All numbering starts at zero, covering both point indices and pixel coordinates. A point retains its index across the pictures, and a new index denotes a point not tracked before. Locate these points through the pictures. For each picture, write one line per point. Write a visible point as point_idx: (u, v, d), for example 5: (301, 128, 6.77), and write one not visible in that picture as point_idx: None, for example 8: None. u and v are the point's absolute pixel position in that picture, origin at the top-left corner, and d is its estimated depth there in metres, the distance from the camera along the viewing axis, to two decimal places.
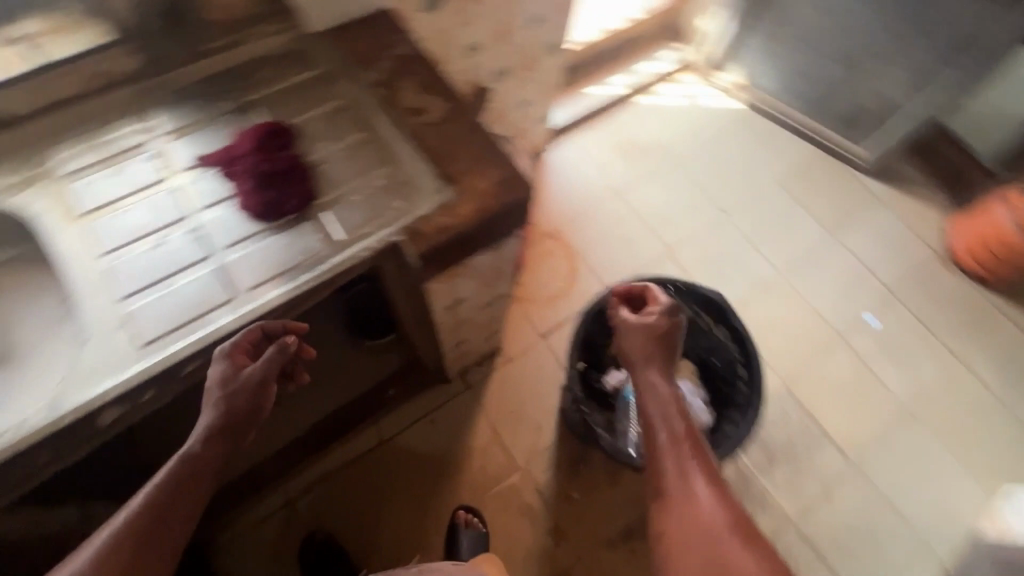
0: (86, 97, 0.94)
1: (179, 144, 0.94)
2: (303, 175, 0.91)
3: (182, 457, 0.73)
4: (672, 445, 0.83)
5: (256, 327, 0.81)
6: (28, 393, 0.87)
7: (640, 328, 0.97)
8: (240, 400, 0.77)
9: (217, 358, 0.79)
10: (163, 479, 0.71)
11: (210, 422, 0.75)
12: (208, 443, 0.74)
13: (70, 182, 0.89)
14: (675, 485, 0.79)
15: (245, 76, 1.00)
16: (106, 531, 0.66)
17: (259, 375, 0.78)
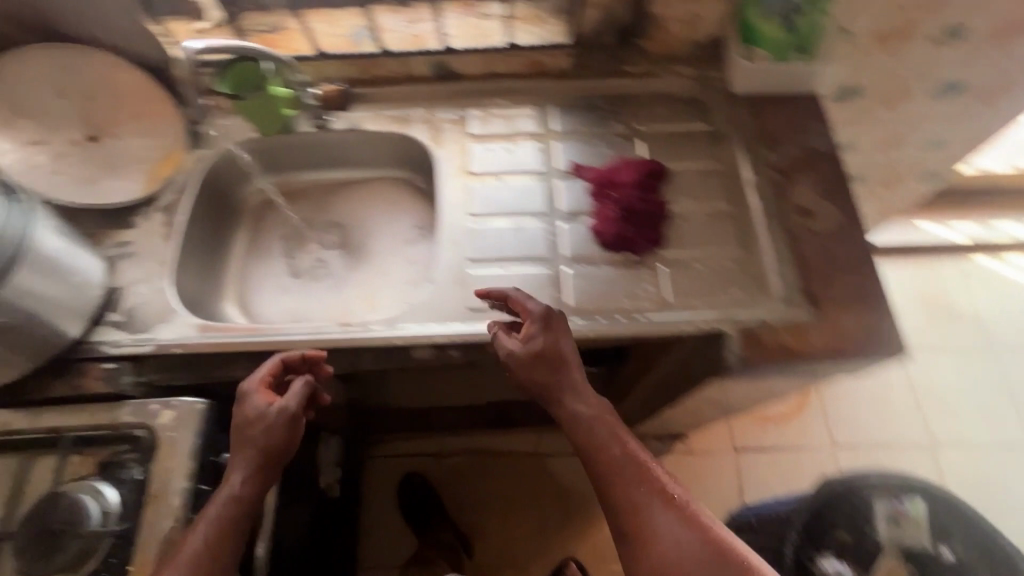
0: (513, 78, 1.05)
1: (566, 147, 1.00)
2: (664, 224, 0.90)
3: (229, 490, 0.71)
4: (606, 457, 0.71)
5: (275, 360, 0.79)
6: (364, 295, 1.02)
7: (540, 343, 0.74)
8: (274, 434, 0.74)
9: (241, 398, 0.78)
10: (224, 509, 0.70)
11: (246, 459, 0.73)
12: (247, 476, 0.72)
13: (472, 142, 1.01)
14: (651, 526, 0.67)
15: (646, 109, 1.03)
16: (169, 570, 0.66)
17: (286, 410, 0.75)
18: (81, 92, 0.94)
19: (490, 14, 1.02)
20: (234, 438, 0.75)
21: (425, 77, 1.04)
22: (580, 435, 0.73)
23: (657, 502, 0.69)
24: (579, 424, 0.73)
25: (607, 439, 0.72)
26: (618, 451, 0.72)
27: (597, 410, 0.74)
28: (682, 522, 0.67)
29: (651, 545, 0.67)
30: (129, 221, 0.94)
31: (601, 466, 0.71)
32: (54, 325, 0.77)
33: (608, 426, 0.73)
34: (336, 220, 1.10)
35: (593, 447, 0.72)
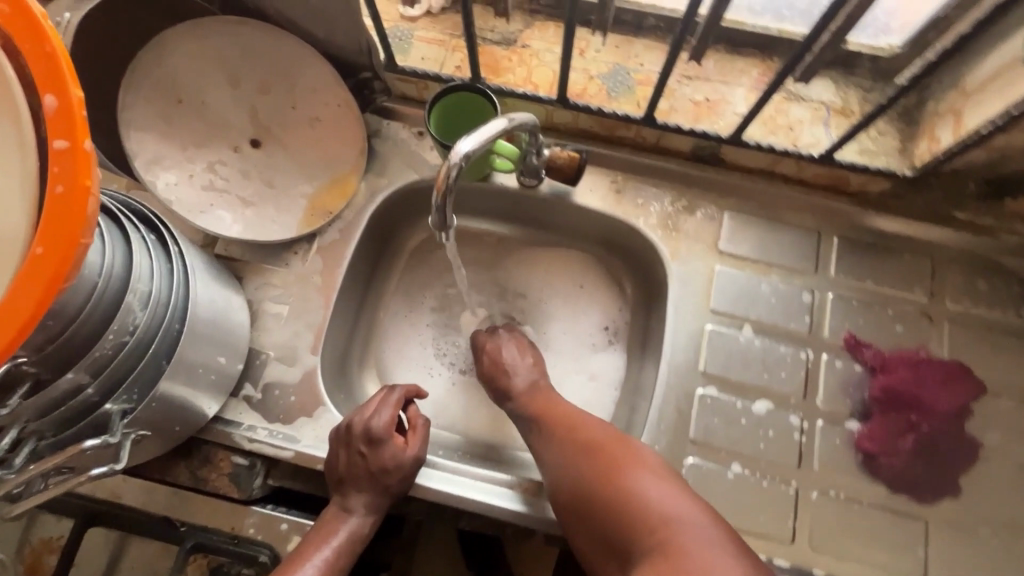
0: (794, 184, 0.77)
1: (844, 308, 0.74)
2: (958, 471, 0.67)
3: (349, 528, 0.61)
4: (562, 425, 0.65)
5: (400, 392, 0.68)
6: None
7: (528, 379, 0.73)
8: (404, 482, 0.64)
9: (360, 435, 0.63)
10: (342, 545, 0.59)
11: (373, 501, 0.62)
12: (374, 516, 0.63)
13: (720, 265, 0.76)
14: (621, 488, 0.55)
15: (966, 280, 0.75)
16: None
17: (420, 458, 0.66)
18: (252, 81, 0.72)
19: (804, 95, 0.72)
20: (356, 475, 0.62)
21: (678, 153, 0.78)
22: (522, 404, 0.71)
23: (596, 435, 0.61)
24: (539, 410, 0.68)
25: (570, 407, 0.67)
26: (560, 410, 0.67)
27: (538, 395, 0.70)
28: (606, 436, 0.61)
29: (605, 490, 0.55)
30: (283, 260, 0.75)
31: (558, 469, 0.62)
32: (196, 409, 0.63)
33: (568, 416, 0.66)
34: (505, 292, 0.88)
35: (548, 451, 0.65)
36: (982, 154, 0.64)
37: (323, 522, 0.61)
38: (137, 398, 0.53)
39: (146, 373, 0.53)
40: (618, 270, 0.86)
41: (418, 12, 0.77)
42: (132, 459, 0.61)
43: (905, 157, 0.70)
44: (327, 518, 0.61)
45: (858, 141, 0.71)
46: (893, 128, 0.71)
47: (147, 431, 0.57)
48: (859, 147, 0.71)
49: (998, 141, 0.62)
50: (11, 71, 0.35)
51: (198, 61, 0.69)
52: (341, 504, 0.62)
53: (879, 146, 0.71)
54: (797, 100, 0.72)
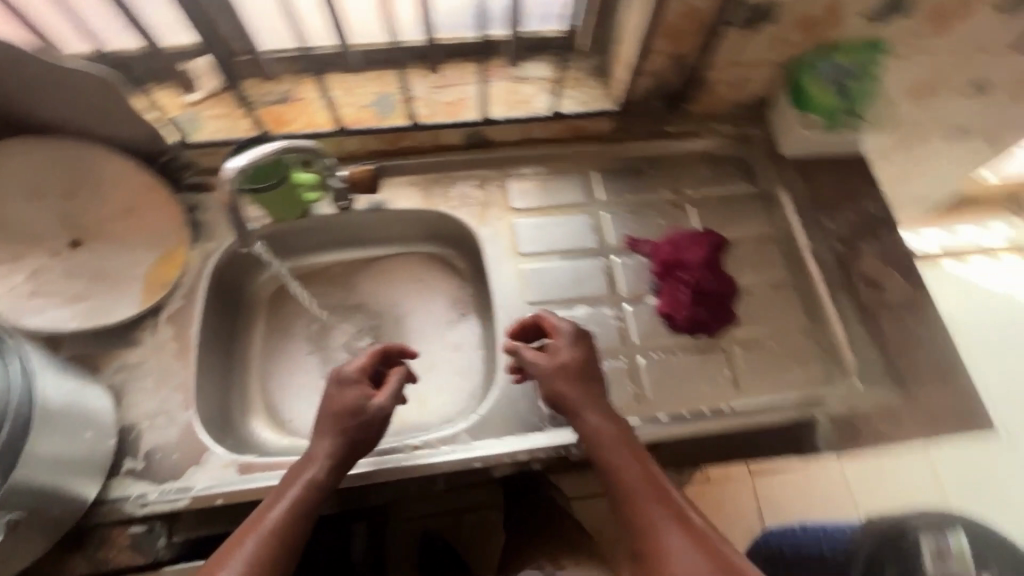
0: (552, 143, 0.98)
1: (617, 220, 0.94)
2: (731, 304, 0.87)
3: (311, 475, 0.62)
4: (601, 449, 0.63)
5: (378, 347, 0.75)
6: (413, 393, 0.92)
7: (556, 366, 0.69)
8: (367, 432, 0.66)
9: (334, 380, 0.70)
10: (299, 497, 0.60)
11: (339, 440, 0.64)
12: (337, 463, 0.64)
13: (518, 219, 0.93)
14: (669, 557, 0.54)
15: (693, 172, 0.98)
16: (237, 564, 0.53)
17: (387, 404, 0.69)
18: (55, 192, 0.81)
19: (526, 76, 0.93)
20: (324, 419, 0.66)
21: (457, 145, 0.95)
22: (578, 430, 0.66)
23: (638, 477, 0.60)
24: (584, 429, 0.65)
25: (601, 419, 0.65)
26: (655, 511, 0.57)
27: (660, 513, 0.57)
28: (642, 479, 0.60)
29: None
30: (133, 340, 0.80)
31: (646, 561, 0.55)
32: (73, 491, 0.65)
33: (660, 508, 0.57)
34: (363, 306, 0.98)
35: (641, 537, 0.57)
36: (649, 79, 0.89)
37: (292, 473, 0.63)
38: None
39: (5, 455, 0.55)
40: (452, 257, 1.00)
41: (198, 97, 0.88)
42: (17, 560, 0.61)
43: (610, 98, 0.94)
44: (296, 466, 0.64)
45: (575, 96, 0.93)
46: (597, 82, 0.95)
47: (22, 516, 0.58)
48: (578, 101, 0.93)
49: (650, 66, 0.87)
50: None
51: None
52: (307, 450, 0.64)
53: (592, 96, 0.94)
54: (524, 80, 0.93)
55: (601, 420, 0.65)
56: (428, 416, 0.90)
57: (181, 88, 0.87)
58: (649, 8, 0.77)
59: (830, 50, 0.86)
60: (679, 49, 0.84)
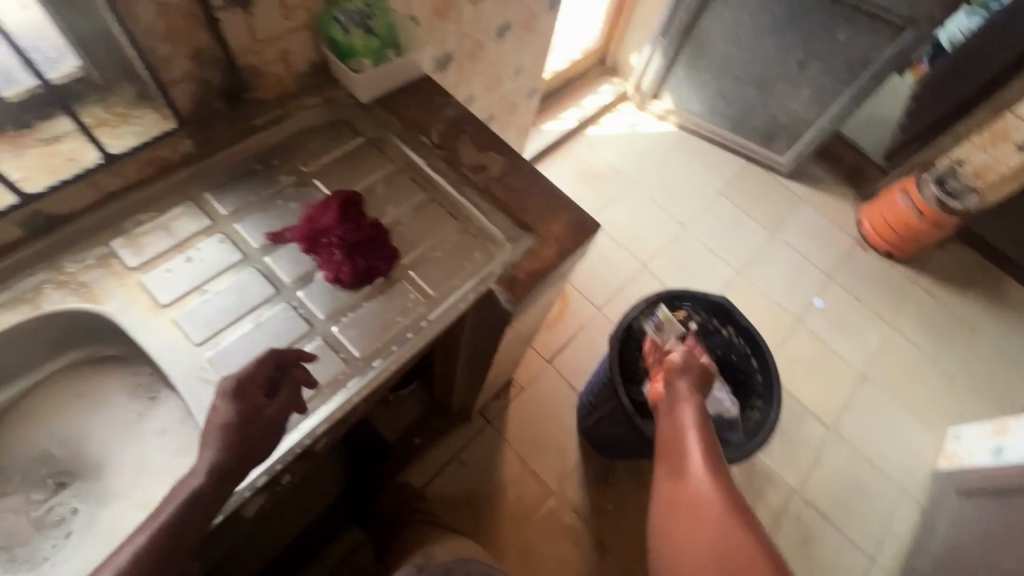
0: (138, 186, 0.89)
1: (248, 224, 0.92)
2: (385, 240, 0.94)
3: (185, 491, 0.66)
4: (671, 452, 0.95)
5: (272, 352, 0.75)
6: (136, 503, 0.81)
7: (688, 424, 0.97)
8: (253, 441, 0.70)
9: (224, 395, 0.72)
10: (168, 521, 0.64)
11: (221, 455, 0.68)
12: (213, 475, 0.67)
13: (142, 275, 0.85)
14: (708, 516, 0.79)
15: (301, 148, 1.01)
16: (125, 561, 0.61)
17: (275, 415, 0.73)
18: None
19: (56, 132, 0.83)
20: (208, 431, 0.69)
21: (21, 238, 0.82)
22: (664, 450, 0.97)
23: (702, 457, 0.89)
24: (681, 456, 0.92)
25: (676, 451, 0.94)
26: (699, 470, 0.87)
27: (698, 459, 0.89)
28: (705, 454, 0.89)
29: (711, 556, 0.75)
30: None
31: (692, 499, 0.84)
32: None
33: (700, 473, 0.86)
34: (26, 459, 0.82)
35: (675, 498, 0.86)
36: (188, 85, 0.88)
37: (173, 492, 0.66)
38: None
39: None
40: (108, 347, 0.89)
41: None
42: None
43: (168, 118, 0.90)
44: (176, 484, 0.67)
45: (127, 132, 0.88)
46: (145, 108, 0.89)
47: None
48: (133, 135, 0.88)
49: (178, 73, 0.86)
50: None
51: None
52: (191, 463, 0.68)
53: (145, 124, 0.89)
54: (58, 139, 0.84)
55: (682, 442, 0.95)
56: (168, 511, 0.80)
57: None
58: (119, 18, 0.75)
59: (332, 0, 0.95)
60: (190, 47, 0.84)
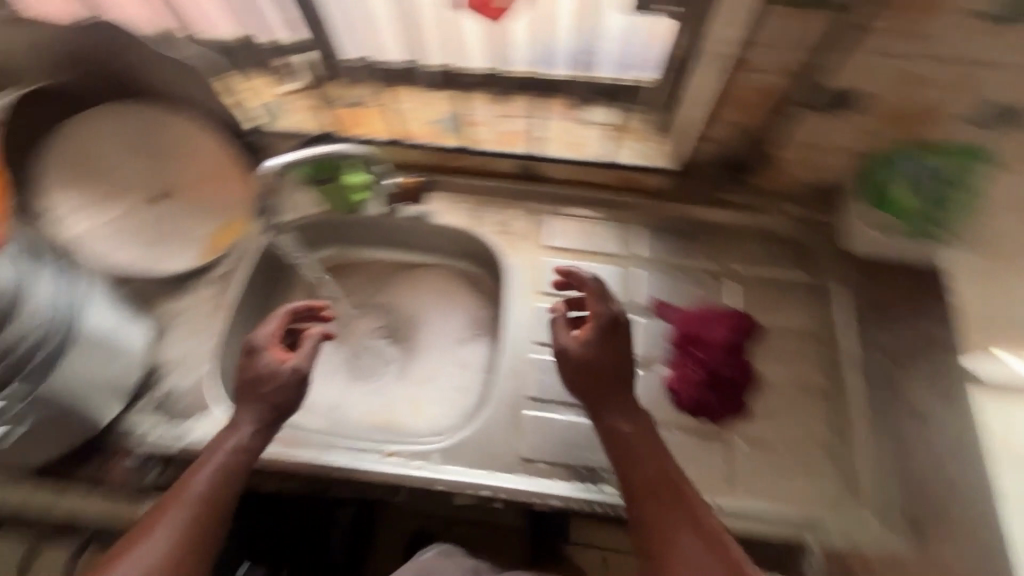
0: (602, 190, 0.97)
1: (648, 279, 0.91)
2: (745, 393, 0.82)
3: (239, 438, 0.65)
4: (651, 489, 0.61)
5: (285, 312, 0.74)
6: (412, 400, 0.94)
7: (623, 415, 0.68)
8: (282, 392, 0.68)
9: (249, 351, 0.70)
10: (228, 459, 0.63)
11: (255, 428, 0.66)
12: (257, 425, 0.66)
13: (548, 255, 0.93)
14: None
15: (746, 246, 0.93)
16: (182, 516, 0.57)
17: (300, 367, 0.69)
18: (148, 147, 0.91)
19: (591, 119, 0.93)
20: (240, 394, 0.68)
21: (509, 174, 0.97)
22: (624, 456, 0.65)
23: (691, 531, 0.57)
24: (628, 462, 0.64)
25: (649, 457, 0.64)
26: (674, 465, 0.64)
27: (644, 418, 0.68)
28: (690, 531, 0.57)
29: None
30: (183, 293, 0.89)
31: (703, 529, 0.57)
32: (89, 412, 0.74)
33: (682, 474, 0.63)
34: (387, 307, 1.02)
35: (670, 495, 0.60)
36: (711, 145, 0.87)
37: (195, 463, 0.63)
38: (32, 387, 0.66)
39: (40, 366, 0.66)
40: (481, 279, 1.03)
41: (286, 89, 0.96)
42: (28, 454, 0.71)
43: (672, 158, 0.91)
44: (218, 439, 0.65)
45: (635, 148, 0.92)
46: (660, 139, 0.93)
47: (41, 419, 0.68)
48: (636, 152, 0.92)
49: (714, 134, 0.85)
50: None
51: (97, 138, 0.89)
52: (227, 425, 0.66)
53: (653, 151, 0.92)
54: (587, 124, 0.93)
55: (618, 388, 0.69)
56: (420, 422, 0.92)
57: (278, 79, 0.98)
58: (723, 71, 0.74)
59: (929, 151, 0.74)
60: (743, 120, 0.81)
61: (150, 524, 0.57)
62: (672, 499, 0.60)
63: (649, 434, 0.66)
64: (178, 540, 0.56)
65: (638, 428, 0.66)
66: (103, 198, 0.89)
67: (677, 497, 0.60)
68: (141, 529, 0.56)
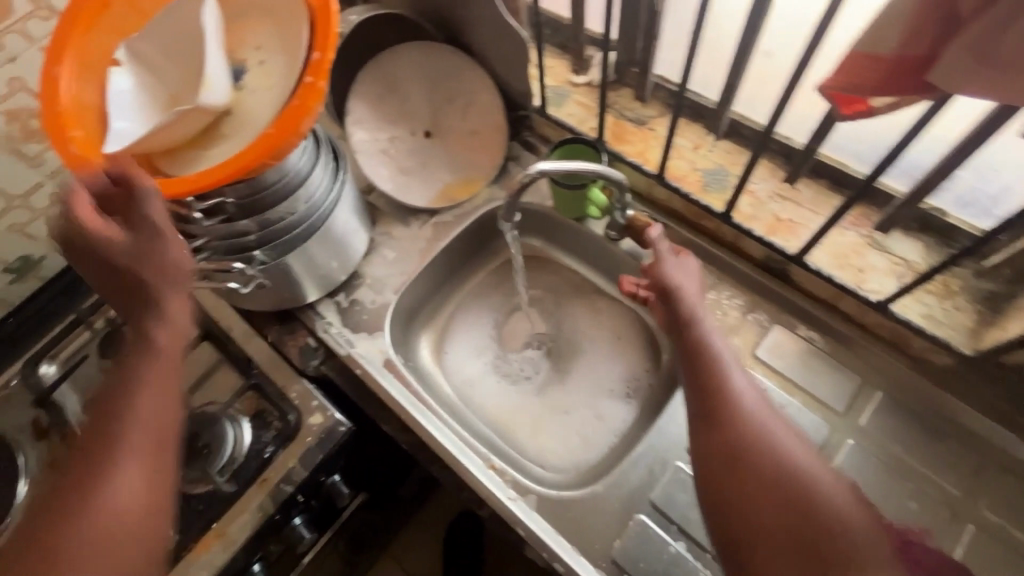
0: (853, 326, 0.79)
1: (856, 458, 0.73)
2: None
3: (174, 325, 0.57)
4: (754, 429, 0.59)
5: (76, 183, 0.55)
6: (535, 420, 0.92)
7: (738, 382, 0.63)
8: (150, 254, 0.55)
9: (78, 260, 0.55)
10: (149, 389, 0.54)
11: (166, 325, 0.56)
12: (173, 292, 0.57)
13: (750, 367, 0.80)
14: (800, 467, 0.56)
15: (1010, 493, 0.69)
16: (127, 461, 0.51)
17: (139, 235, 0.55)
18: (441, 89, 0.96)
19: (890, 248, 0.75)
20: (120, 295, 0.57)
21: (752, 258, 0.84)
22: (704, 361, 0.65)
23: (781, 425, 0.60)
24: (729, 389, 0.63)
25: (756, 413, 0.60)
26: (733, 375, 0.64)
27: (722, 348, 0.66)
28: (785, 426, 0.60)
29: (825, 516, 0.53)
30: (406, 222, 0.97)
31: (754, 452, 0.57)
32: (300, 289, 0.85)
33: (757, 398, 0.62)
34: (557, 320, 0.99)
35: (731, 445, 0.59)
36: None
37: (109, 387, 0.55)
38: (274, 257, 0.77)
39: (287, 243, 0.76)
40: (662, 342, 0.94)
41: (581, 80, 0.96)
42: (253, 302, 0.84)
43: (973, 340, 0.70)
44: (149, 324, 0.56)
45: (924, 305, 0.73)
46: (967, 312, 0.72)
47: (268, 283, 0.80)
48: (922, 312, 0.73)
49: None
50: (307, 37, 0.63)
51: (406, 65, 0.94)
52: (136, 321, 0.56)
53: (950, 319, 0.72)
54: (879, 250, 0.75)
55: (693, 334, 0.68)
56: (532, 445, 0.90)
57: (573, 66, 0.96)
58: None
59: None
60: None
61: (83, 474, 0.50)
62: (753, 461, 0.57)
63: (720, 360, 0.65)
64: (144, 494, 0.51)
65: (708, 348, 0.66)
66: (383, 115, 0.96)
67: (750, 443, 0.58)
68: (77, 491, 0.49)
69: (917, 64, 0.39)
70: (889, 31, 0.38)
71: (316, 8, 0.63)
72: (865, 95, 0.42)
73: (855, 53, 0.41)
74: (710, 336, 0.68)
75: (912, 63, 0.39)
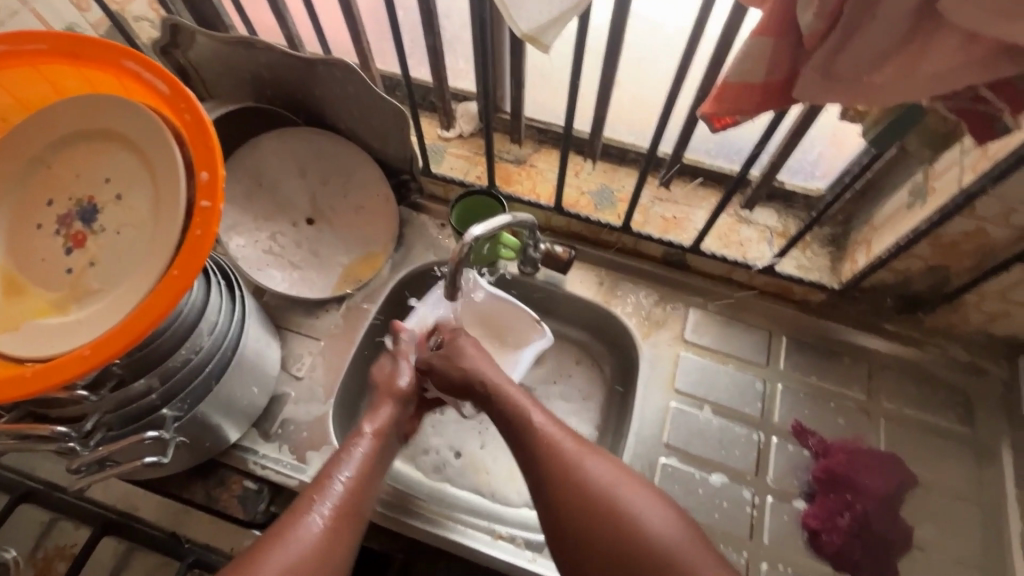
0: (748, 290, 0.92)
1: (788, 398, 0.85)
2: (892, 554, 0.74)
3: (357, 461, 0.67)
4: (581, 497, 0.62)
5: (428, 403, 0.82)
6: (504, 462, 0.87)
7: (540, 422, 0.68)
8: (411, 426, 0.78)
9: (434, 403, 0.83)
10: (343, 499, 0.63)
11: (359, 471, 0.66)
12: (367, 452, 0.68)
13: (685, 350, 0.88)
14: (623, 509, 0.60)
15: (898, 383, 0.85)
16: (313, 536, 0.59)
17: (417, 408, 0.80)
18: (315, 172, 0.91)
19: (753, 220, 0.91)
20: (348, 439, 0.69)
21: (653, 257, 0.94)
22: (519, 437, 0.68)
23: (580, 446, 0.66)
24: (551, 445, 0.66)
25: (569, 451, 0.65)
26: (533, 414, 0.69)
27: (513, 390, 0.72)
28: (598, 455, 0.65)
29: (657, 550, 0.58)
30: (314, 316, 0.89)
31: (583, 492, 0.62)
32: (223, 432, 0.73)
33: (569, 437, 0.66)
34: None
35: (561, 471, 0.64)
36: (891, 275, 0.80)
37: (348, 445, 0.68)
38: (187, 408, 0.65)
39: (197, 389, 0.65)
40: (600, 358, 0.96)
41: (451, 134, 0.99)
42: (162, 469, 0.70)
43: (835, 276, 0.86)
44: (336, 457, 0.67)
45: (795, 257, 0.88)
46: (825, 253, 0.88)
47: (184, 440, 0.68)
48: (795, 264, 0.87)
49: (896, 269, 0.79)
50: (179, 156, 0.54)
51: (273, 159, 0.88)
52: (334, 457, 0.67)
53: (814, 264, 0.87)
54: (746, 223, 0.91)
55: (505, 394, 0.71)
56: (515, 492, 0.85)
57: (442, 123, 0.99)
58: (935, 225, 0.67)
59: None
60: (944, 262, 0.74)
61: (286, 531, 0.59)
62: (591, 505, 0.61)
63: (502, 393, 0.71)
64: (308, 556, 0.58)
65: (507, 399, 0.71)
66: (258, 215, 0.88)
67: (575, 485, 0.63)
68: (285, 525, 0.59)
69: (778, 82, 0.48)
70: (752, 67, 0.47)
71: (181, 123, 0.55)
72: (736, 116, 0.51)
73: (730, 84, 0.49)
74: (508, 391, 0.72)
75: (775, 86, 0.49)
